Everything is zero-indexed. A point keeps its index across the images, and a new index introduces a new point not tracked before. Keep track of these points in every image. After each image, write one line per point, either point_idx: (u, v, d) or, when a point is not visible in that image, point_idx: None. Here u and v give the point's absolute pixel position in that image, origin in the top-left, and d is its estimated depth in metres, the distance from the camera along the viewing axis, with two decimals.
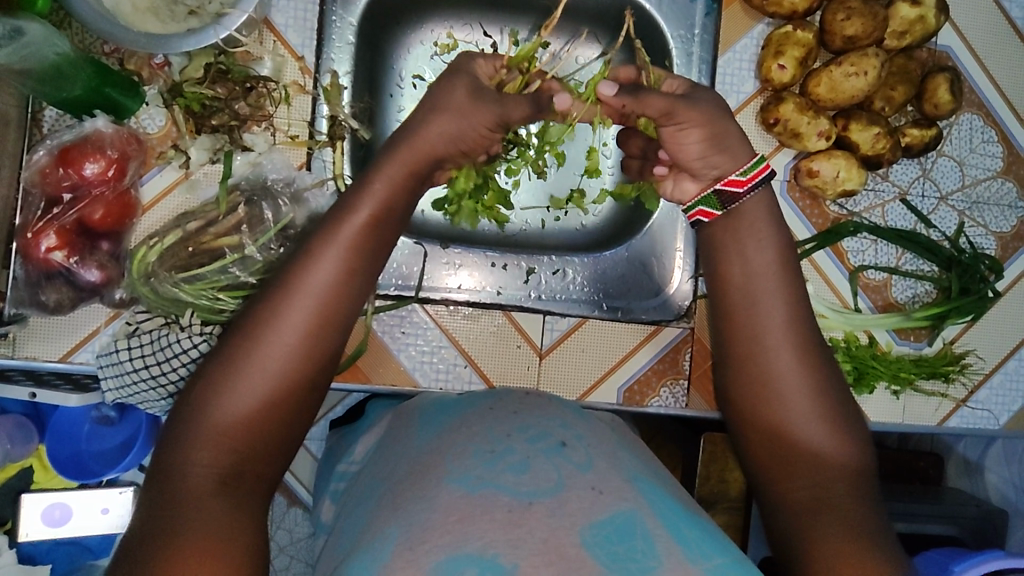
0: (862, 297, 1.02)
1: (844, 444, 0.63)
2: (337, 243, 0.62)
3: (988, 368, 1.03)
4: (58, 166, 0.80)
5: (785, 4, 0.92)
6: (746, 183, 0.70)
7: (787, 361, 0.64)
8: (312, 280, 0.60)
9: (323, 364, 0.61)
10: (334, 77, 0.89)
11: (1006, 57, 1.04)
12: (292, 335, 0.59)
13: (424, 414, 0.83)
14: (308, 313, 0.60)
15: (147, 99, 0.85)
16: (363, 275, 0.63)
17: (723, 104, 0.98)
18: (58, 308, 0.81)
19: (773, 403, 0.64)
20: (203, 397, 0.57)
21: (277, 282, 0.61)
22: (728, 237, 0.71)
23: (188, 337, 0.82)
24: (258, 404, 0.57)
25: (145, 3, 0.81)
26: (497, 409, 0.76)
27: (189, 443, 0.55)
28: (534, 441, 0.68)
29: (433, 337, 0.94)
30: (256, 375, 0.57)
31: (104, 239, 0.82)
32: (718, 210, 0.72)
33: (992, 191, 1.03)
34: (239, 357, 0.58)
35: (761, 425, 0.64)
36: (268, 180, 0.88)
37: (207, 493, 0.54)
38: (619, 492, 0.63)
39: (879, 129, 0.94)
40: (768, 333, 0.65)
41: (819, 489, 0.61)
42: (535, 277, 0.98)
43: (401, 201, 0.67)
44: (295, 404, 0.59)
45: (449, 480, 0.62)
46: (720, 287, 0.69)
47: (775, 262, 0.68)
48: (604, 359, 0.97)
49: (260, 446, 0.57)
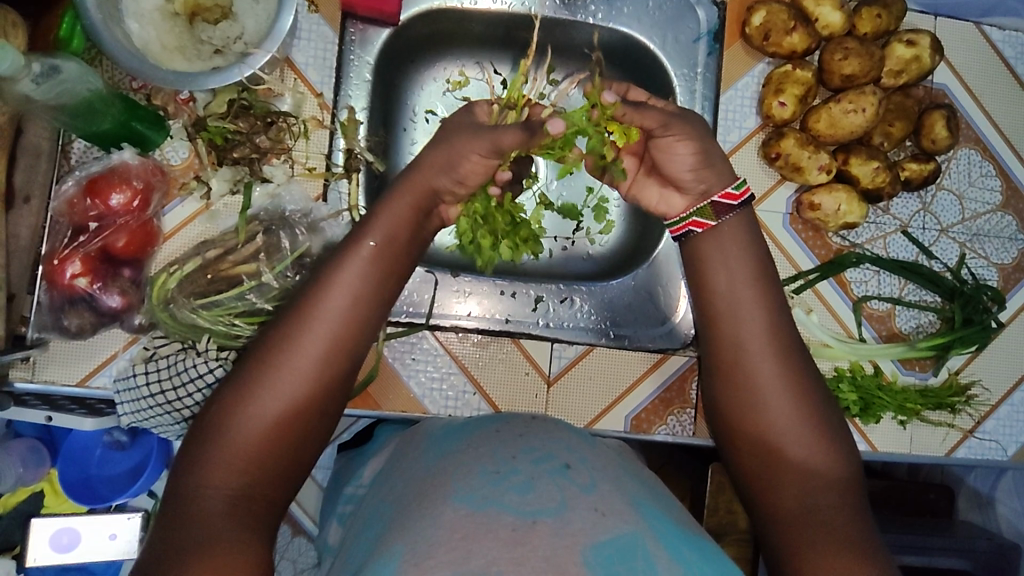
0: (866, 326, 1.03)
1: (834, 451, 0.66)
2: (344, 277, 0.68)
3: (995, 399, 1.03)
4: (85, 196, 0.83)
5: (785, 44, 0.96)
6: (738, 197, 0.76)
7: (769, 374, 0.68)
8: (325, 309, 0.66)
9: (335, 391, 0.66)
10: (350, 113, 0.95)
11: (1000, 94, 1.07)
12: (308, 360, 0.64)
13: (433, 438, 0.83)
14: (322, 342, 0.65)
15: (171, 133, 0.89)
16: (375, 311, 0.70)
17: (726, 139, 1.01)
18: (80, 333, 0.83)
19: (745, 417, 0.68)
20: (220, 420, 0.62)
21: (292, 310, 0.67)
22: (705, 252, 0.76)
23: (204, 361, 0.84)
24: (269, 428, 0.62)
25: (174, 43, 0.87)
26: (504, 432, 0.78)
27: (206, 465, 0.59)
28: (539, 462, 0.70)
29: (442, 363, 0.95)
30: (272, 396, 0.62)
31: (126, 266, 0.85)
32: (709, 219, 0.75)
33: (991, 224, 1.05)
34: (258, 379, 0.63)
35: (749, 439, 0.68)
36: (285, 212, 0.91)
37: (221, 513, 0.57)
38: (621, 515, 0.64)
39: (879, 163, 0.96)
40: (753, 351, 0.69)
41: (808, 499, 0.63)
42: (543, 304, 1.00)
43: (403, 232, 0.74)
44: (304, 427, 0.64)
45: (455, 499, 0.64)
46: (706, 298, 0.73)
47: (757, 278, 0.73)
48: (610, 387, 0.97)
49: (269, 469, 0.61)
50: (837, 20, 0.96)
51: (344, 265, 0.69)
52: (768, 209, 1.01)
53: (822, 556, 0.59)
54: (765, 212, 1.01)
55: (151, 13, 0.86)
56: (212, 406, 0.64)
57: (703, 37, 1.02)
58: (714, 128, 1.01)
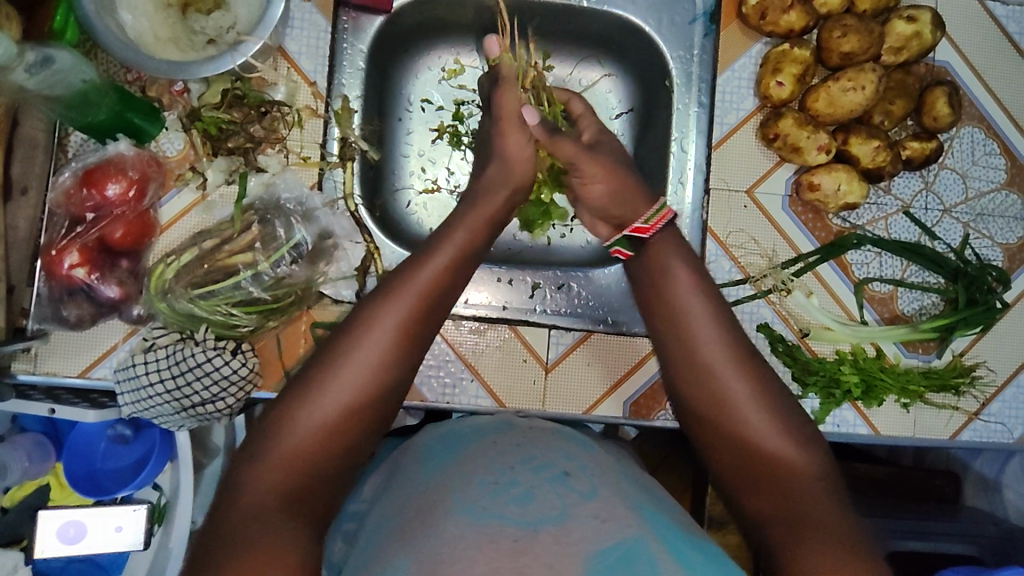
0: (868, 309, 1.02)
1: (799, 437, 0.66)
2: (407, 287, 0.69)
3: (1000, 380, 1.02)
4: (81, 187, 0.83)
5: (782, 23, 0.95)
6: (648, 230, 0.79)
7: (728, 372, 0.68)
8: (387, 316, 0.67)
9: (387, 398, 0.66)
10: (345, 102, 0.94)
11: (1003, 70, 1.05)
12: (365, 364, 0.65)
13: (429, 449, 0.83)
14: (382, 346, 0.66)
15: (166, 125, 0.90)
16: (430, 321, 0.70)
17: (723, 122, 1.00)
18: (79, 323, 0.84)
19: (716, 417, 0.67)
20: (280, 423, 0.63)
21: (353, 320, 0.68)
22: (648, 259, 0.77)
23: (203, 350, 0.85)
24: (326, 432, 0.62)
25: (167, 33, 0.88)
26: (500, 442, 0.80)
27: (261, 466, 0.60)
28: (538, 471, 0.71)
29: (440, 351, 0.95)
30: (331, 400, 0.63)
31: (124, 257, 0.85)
32: (630, 250, 0.80)
33: (996, 203, 1.04)
34: (318, 381, 0.64)
35: (718, 439, 0.67)
36: (280, 200, 0.91)
37: (270, 510, 0.58)
38: (624, 519, 0.65)
39: (879, 143, 0.95)
40: (706, 354, 0.69)
41: (786, 493, 0.63)
42: (540, 291, 1.00)
43: (472, 245, 0.75)
44: (359, 429, 0.64)
45: (456, 511, 0.65)
46: (659, 304, 0.73)
47: (699, 278, 0.73)
48: (609, 373, 0.97)
49: (323, 472, 0.62)
50: None
51: (411, 276, 0.70)
52: (766, 191, 1.00)
53: (812, 553, 0.57)
54: (762, 195, 1.00)
55: (144, 4, 0.86)
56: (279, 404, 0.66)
57: (698, 19, 1.01)
58: (711, 112, 1.00)
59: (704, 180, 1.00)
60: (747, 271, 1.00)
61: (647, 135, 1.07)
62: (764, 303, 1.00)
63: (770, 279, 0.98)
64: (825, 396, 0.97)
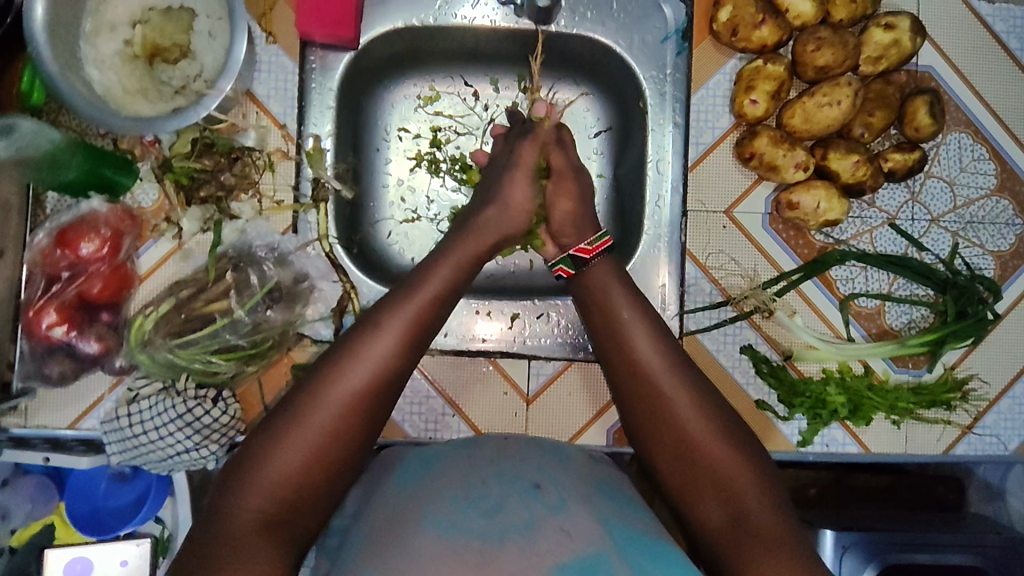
0: (854, 325, 1.00)
1: (742, 451, 0.73)
2: (395, 317, 0.72)
3: (994, 392, 1.00)
4: (56, 247, 0.84)
5: (754, 39, 0.93)
6: (593, 250, 0.88)
7: (674, 390, 0.76)
8: (376, 345, 0.70)
9: (377, 413, 0.69)
10: (316, 141, 0.95)
11: (990, 71, 1.02)
12: (350, 391, 0.68)
13: (405, 462, 0.83)
14: (369, 374, 0.69)
15: (141, 175, 0.90)
16: (420, 338, 0.73)
17: (699, 141, 0.99)
18: (62, 379, 0.86)
19: (667, 430, 0.75)
20: (265, 448, 0.65)
21: (340, 347, 0.71)
22: (594, 284, 0.86)
23: (184, 401, 0.86)
24: (310, 458, 0.65)
25: (135, 85, 0.88)
26: (475, 455, 0.81)
27: (245, 490, 0.63)
28: (507, 484, 0.74)
29: (420, 387, 0.96)
30: (316, 425, 0.66)
31: (103, 310, 0.86)
32: (573, 269, 0.89)
33: (986, 210, 1.01)
34: (311, 398, 0.67)
35: (665, 451, 0.75)
36: (253, 247, 0.92)
37: (254, 534, 0.60)
38: (588, 534, 0.67)
39: (858, 157, 0.92)
40: (653, 373, 0.77)
41: (731, 503, 0.70)
42: (519, 321, 0.99)
43: (461, 273, 0.79)
44: (343, 457, 0.67)
45: (426, 525, 0.68)
46: (612, 329, 0.81)
47: (642, 308, 0.83)
48: (590, 401, 0.97)
49: (305, 496, 0.64)
50: (809, 9, 0.91)
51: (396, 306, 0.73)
52: (745, 210, 0.99)
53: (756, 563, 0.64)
54: (741, 214, 0.98)
55: (111, 58, 0.87)
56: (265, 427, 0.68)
57: (671, 37, 0.99)
58: (686, 132, 0.99)
59: (682, 202, 0.99)
60: (728, 292, 0.98)
61: (624, 156, 1.06)
62: (747, 323, 0.99)
63: (752, 301, 0.97)
64: (811, 416, 0.96)
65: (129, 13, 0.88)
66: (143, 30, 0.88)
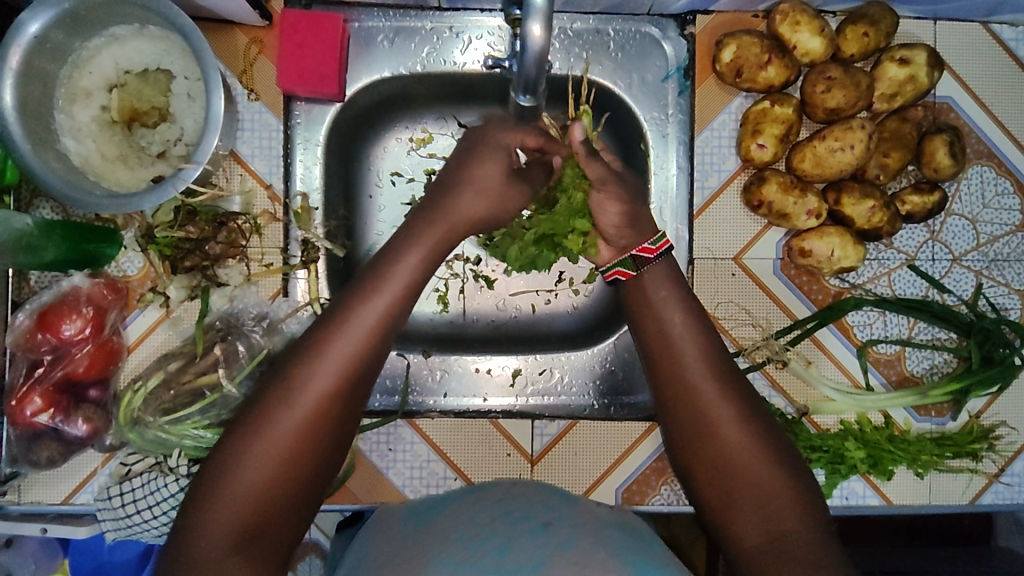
0: (873, 373, 0.95)
1: (790, 475, 0.66)
2: (367, 302, 0.64)
3: (1022, 439, 0.95)
4: (37, 330, 0.82)
5: (760, 80, 0.88)
6: (656, 250, 0.77)
7: (719, 406, 0.68)
8: (344, 332, 0.62)
9: (358, 397, 0.62)
10: (304, 199, 0.91)
11: (1014, 98, 0.96)
12: (317, 389, 0.60)
13: (411, 511, 0.83)
14: (338, 368, 0.61)
15: (125, 243, 0.87)
16: (387, 334, 0.65)
17: (704, 185, 0.94)
18: (52, 463, 0.83)
19: (707, 443, 0.67)
20: (224, 460, 0.59)
21: (308, 337, 0.63)
22: (636, 291, 0.77)
23: (176, 480, 0.84)
24: (277, 469, 0.58)
25: (114, 151, 0.85)
26: (479, 500, 0.79)
27: (208, 507, 0.57)
28: (518, 522, 0.70)
29: (421, 451, 0.92)
30: (282, 430, 0.59)
31: (91, 387, 0.84)
32: (633, 271, 0.78)
33: (1011, 247, 0.95)
34: (270, 412, 0.60)
35: (708, 465, 0.67)
36: (240, 317, 0.89)
37: (223, 558, 0.55)
38: (602, 565, 0.64)
39: (875, 202, 0.87)
40: (692, 381, 0.69)
41: (775, 532, 0.63)
42: (521, 377, 0.96)
43: (440, 250, 0.69)
44: (316, 458, 0.60)
45: (433, 564, 0.64)
46: (654, 333, 0.73)
47: (690, 309, 0.75)
48: (597, 461, 0.93)
49: (277, 510, 0.59)
50: (818, 46, 0.87)
51: (366, 287, 0.65)
52: (755, 256, 0.94)
53: None
54: (751, 261, 0.94)
55: (88, 125, 0.84)
56: (229, 433, 0.62)
57: (672, 76, 0.94)
58: (690, 176, 0.94)
59: (688, 248, 0.94)
60: (739, 343, 0.94)
61: None
62: (760, 375, 0.94)
63: (764, 352, 0.93)
64: (829, 471, 0.91)
65: (104, 77, 0.84)
66: (119, 94, 0.85)
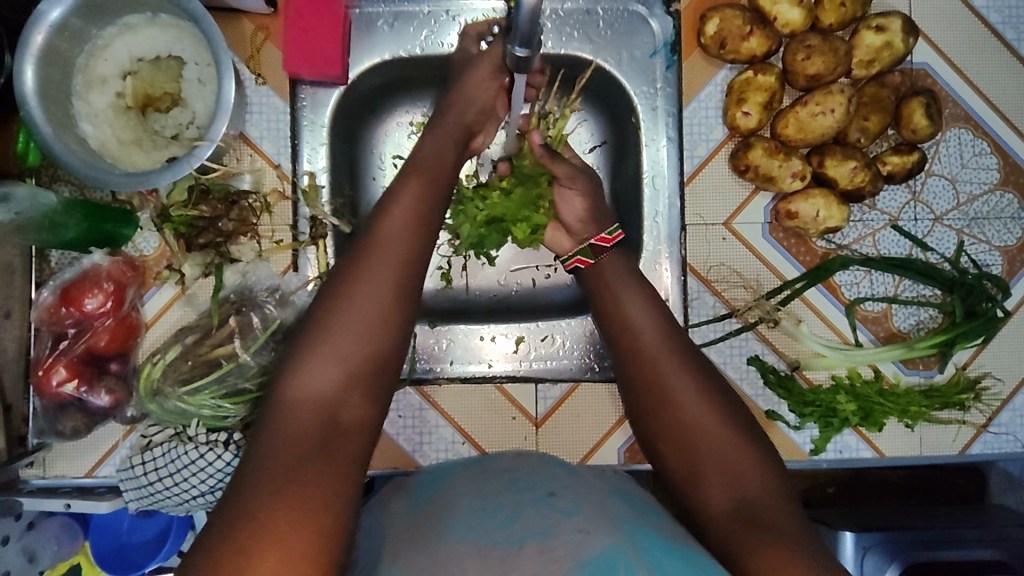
0: (862, 330, 0.99)
1: (749, 446, 0.70)
2: (394, 218, 0.69)
3: (1007, 390, 0.99)
4: (61, 305, 0.86)
5: (743, 50, 0.92)
6: (612, 239, 0.87)
7: (678, 378, 0.74)
8: (380, 249, 0.68)
9: (404, 307, 0.67)
10: (311, 178, 0.95)
11: (987, 63, 1.00)
12: (366, 300, 0.65)
13: (422, 483, 0.84)
14: (381, 281, 0.66)
15: (141, 224, 0.91)
16: (391, 334, 0.65)
17: (694, 154, 0.98)
18: (76, 433, 0.87)
19: (671, 413, 0.73)
20: (288, 372, 0.63)
21: (352, 258, 0.68)
22: (597, 281, 0.86)
23: (195, 447, 0.86)
24: (338, 375, 0.62)
25: (129, 136, 0.89)
26: (486, 471, 0.81)
27: (279, 407, 0.61)
28: (523, 492, 0.73)
29: (429, 417, 0.97)
30: (339, 338, 0.63)
31: (112, 361, 0.87)
32: (591, 258, 0.87)
33: (990, 205, 0.99)
34: (324, 327, 0.64)
35: (672, 435, 0.73)
36: (253, 291, 0.93)
37: (296, 455, 0.58)
38: (606, 530, 0.65)
39: (857, 163, 0.91)
40: (654, 357, 0.76)
41: (740, 494, 0.67)
42: (524, 344, 0.99)
43: (443, 172, 0.76)
44: (373, 365, 0.64)
45: (448, 531, 0.68)
46: (617, 319, 0.81)
47: (648, 295, 0.82)
48: (599, 423, 0.97)
49: (340, 410, 0.61)
50: (797, 17, 0.91)
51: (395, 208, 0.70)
52: (744, 221, 0.98)
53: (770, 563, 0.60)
54: (741, 226, 0.98)
55: (104, 111, 0.88)
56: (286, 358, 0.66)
57: (659, 51, 0.98)
58: (679, 145, 0.98)
59: (680, 214, 0.98)
60: (732, 305, 0.98)
61: (622, 169, 1.02)
62: (753, 335, 0.98)
63: (756, 313, 0.97)
64: (823, 425, 0.95)
65: (119, 65, 0.88)
66: (133, 81, 0.89)
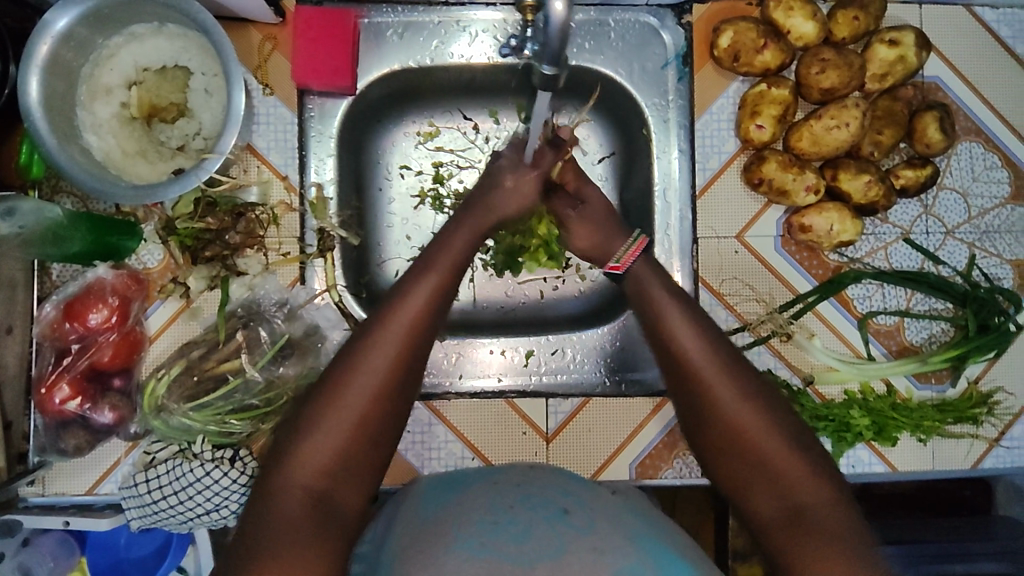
0: (874, 344, 0.99)
1: (811, 457, 0.61)
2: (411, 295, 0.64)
3: (1019, 404, 0.99)
4: (64, 320, 0.84)
5: (757, 63, 0.92)
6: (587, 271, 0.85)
7: (728, 381, 0.63)
8: (398, 319, 0.62)
9: (411, 385, 0.62)
10: (319, 190, 0.93)
11: (998, 77, 1.00)
12: (371, 376, 0.60)
13: (431, 489, 0.81)
14: (390, 355, 0.61)
15: (145, 237, 0.89)
16: (396, 414, 0.60)
17: (706, 167, 0.97)
18: (78, 452, 0.85)
19: (722, 423, 0.63)
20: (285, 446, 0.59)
21: (367, 326, 0.63)
22: (626, 269, 0.76)
23: (201, 465, 0.85)
24: (336, 454, 0.58)
25: (134, 147, 0.87)
26: (501, 482, 0.78)
27: (276, 492, 0.57)
28: (535, 508, 0.71)
29: (439, 432, 0.95)
30: (342, 420, 0.59)
31: (115, 377, 0.86)
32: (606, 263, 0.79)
33: (1001, 219, 0.99)
34: (328, 401, 0.59)
35: (724, 445, 0.63)
36: (261, 305, 0.91)
37: (289, 549, 0.55)
38: (620, 554, 0.65)
39: (870, 177, 0.91)
40: (699, 363, 0.64)
41: (796, 510, 0.60)
42: (534, 358, 0.99)
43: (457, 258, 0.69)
44: (374, 442, 0.60)
45: (455, 547, 0.65)
46: (654, 315, 0.69)
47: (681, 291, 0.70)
48: (610, 439, 0.96)
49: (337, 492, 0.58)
50: (811, 31, 0.90)
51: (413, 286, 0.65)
52: (757, 234, 0.97)
53: None
54: (753, 239, 0.97)
55: (109, 121, 0.86)
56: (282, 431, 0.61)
57: (671, 63, 0.98)
58: (692, 158, 0.97)
59: (692, 227, 0.97)
60: (744, 318, 0.97)
61: (632, 181, 1.03)
62: (766, 348, 0.97)
63: (769, 326, 0.96)
64: (836, 439, 0.94)
65: (123, 75, 0.87)
66: (137, 91, 0.87)
